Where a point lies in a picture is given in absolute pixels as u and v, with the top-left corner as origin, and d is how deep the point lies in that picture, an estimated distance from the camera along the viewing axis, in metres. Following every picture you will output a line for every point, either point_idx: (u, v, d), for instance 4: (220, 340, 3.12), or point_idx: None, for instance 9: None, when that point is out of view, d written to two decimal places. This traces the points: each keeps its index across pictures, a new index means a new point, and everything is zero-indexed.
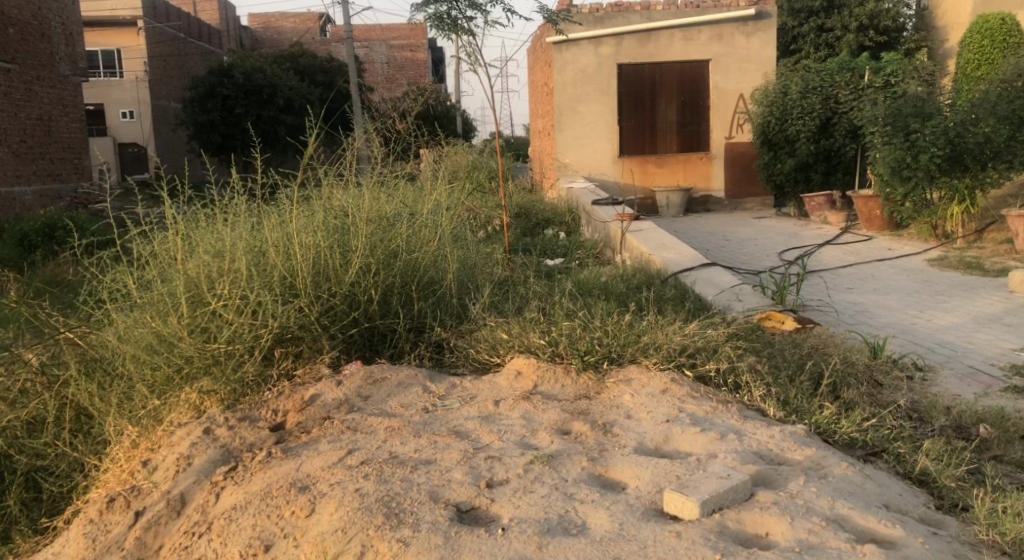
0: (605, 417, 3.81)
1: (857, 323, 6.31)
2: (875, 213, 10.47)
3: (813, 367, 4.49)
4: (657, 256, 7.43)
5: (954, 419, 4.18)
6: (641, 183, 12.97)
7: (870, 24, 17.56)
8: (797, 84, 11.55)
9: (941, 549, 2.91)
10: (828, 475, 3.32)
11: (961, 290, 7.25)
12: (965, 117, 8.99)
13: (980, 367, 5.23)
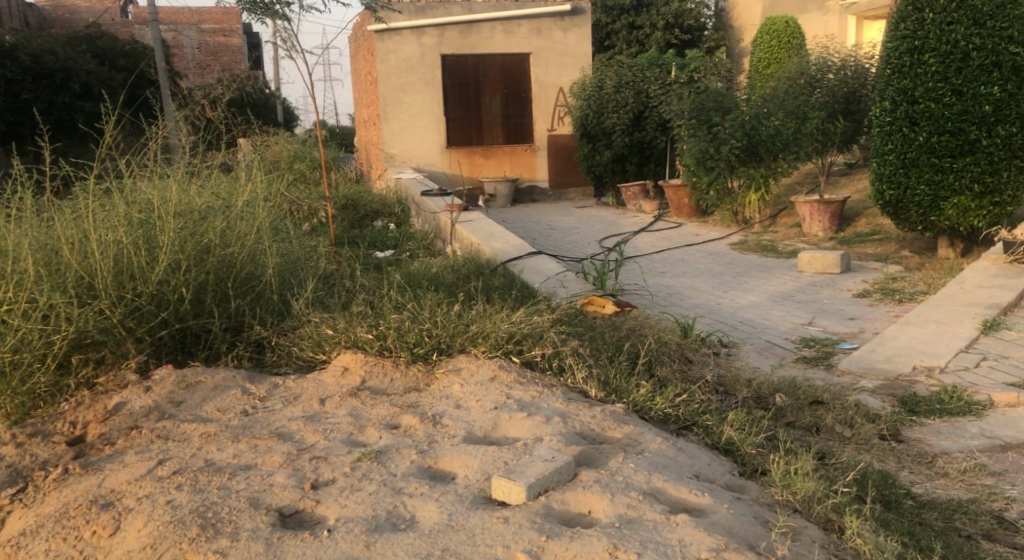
0: (433, 409, 3.86)
1: (670, 305, 6.71)
2: (684, 202, 11.15)
3: (631, 348, 4.73)
4: (485, 246, 7.55)
5: (754, 389, 4.54)
6: (468, 173, 13.10)
7: (676, 23, 18.62)
8: (610, 79, 12.01)
9: (744, 512, 3.16)
10: (644, 451, 3.52)
11: (759, 270, 7.86)
12: (758, 112, 9.78)
13: (776, 341, 5.71)
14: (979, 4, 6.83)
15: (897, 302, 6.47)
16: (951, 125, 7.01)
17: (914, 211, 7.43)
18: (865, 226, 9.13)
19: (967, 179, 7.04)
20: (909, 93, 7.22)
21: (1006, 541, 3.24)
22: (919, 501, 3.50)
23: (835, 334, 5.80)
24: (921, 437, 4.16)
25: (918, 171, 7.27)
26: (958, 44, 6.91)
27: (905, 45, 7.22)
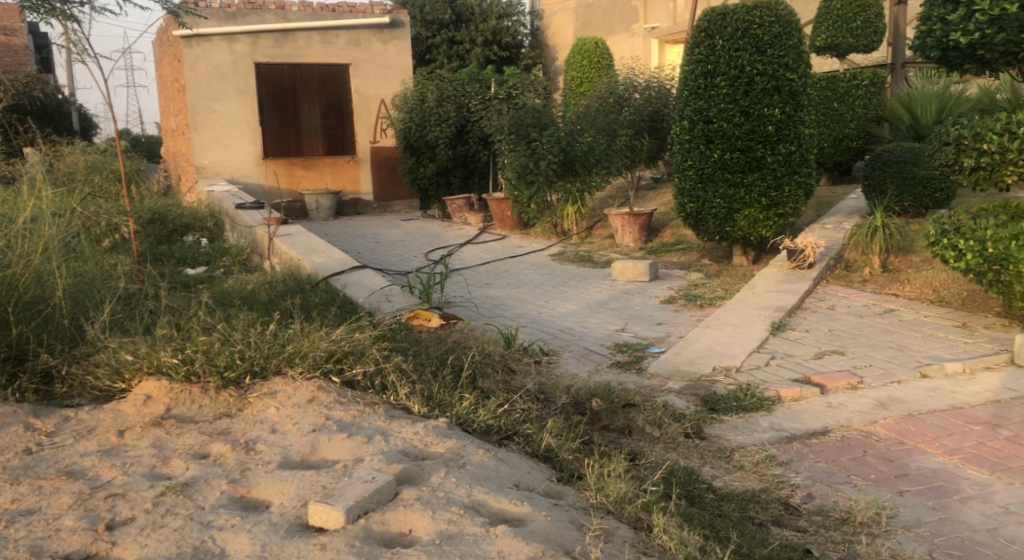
0: (246, 435, 3.74)
1: (493, 315, 6.82)
2: (506, 214, 11.36)
3: (454, 361, 4.76)
4: (306, 260, 7.38)
5: (573, 395, 4.70)
6: (287, 185, 12.75)
7: (494, 39, 18.95)
8: (433, 93, 12.05)
9: (561, 518, 3.26)
10: (466, 464, 3.55)
11: (577, 280, 8.15)
12: (573, 127, 10.15)
13: (593, 347, 5.94)
14: (760, 33, 7.44)
15: (699, 307, 6.89)
16: (741, 143, 7.59)
17: (712, 222, 7.94)
18: (670, 236, 9.69)
19: (756, 193, 7.65)
20: (704, 113, 7.71)
21: (791, 525, 3.51)
22: (719, 493, 3.74)
23: (645, 339, 6.10)
24: (721, 433, 4.45)
25: (714, 186, 7.78)
26: (743, 69, 7.49)
27: (700, 69, 7.71)
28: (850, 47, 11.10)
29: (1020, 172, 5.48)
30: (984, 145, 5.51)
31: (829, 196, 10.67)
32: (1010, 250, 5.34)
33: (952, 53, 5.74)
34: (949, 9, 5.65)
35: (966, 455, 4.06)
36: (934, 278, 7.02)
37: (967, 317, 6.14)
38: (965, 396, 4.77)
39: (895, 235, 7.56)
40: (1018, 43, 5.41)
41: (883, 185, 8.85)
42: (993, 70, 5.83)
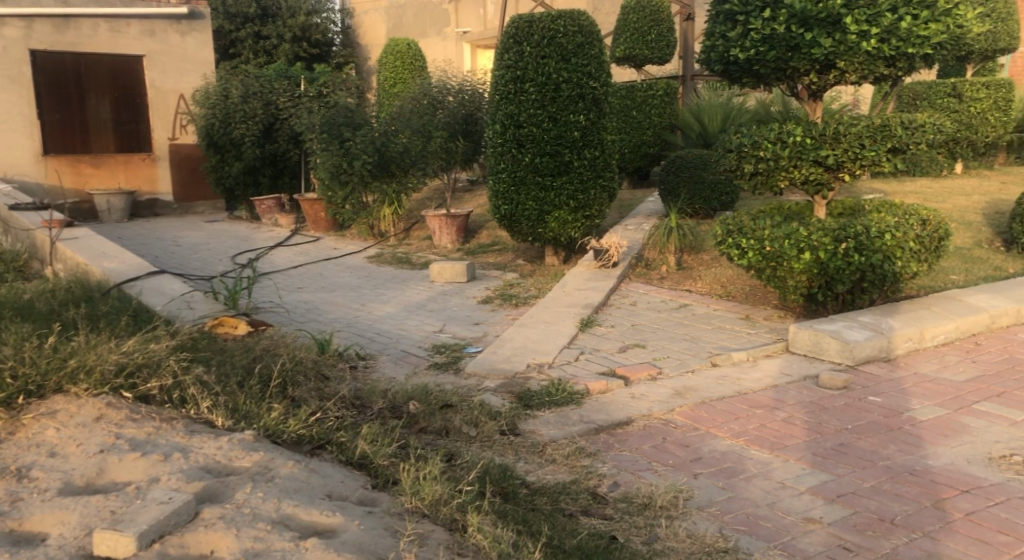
0: (21, 461, 3.42)
1: (306, 320, 6.61)
2: (320, 215, 11.10)
3: (263, 370, 4.56)
4: (94, 266, 6.85)
5: (390, 400, 4.63)
6: (73, 184, 11.79)
7: (303, 36, 18.43)
8: (236, 88, 11.48)
9: (374, 526, 3.19)
10: (274, 477, 3.41)
11: (394, 282, 8.07)
12: (387, 128, 10.02)
13: (410, 350, 5.89)
14: (564, 42, 7.66)
15: (515, 306, 7.02)
16: (549, 147, 7.79)
17: (525, 224, 8.12)
18: (485, 237, 9.82)
19: (565, 196, 7.89)
20: (515, 118, 7.87)
21: (599, 514, 3.63)
22: (532, 488, 3.81)
23: (463, 339, 6.14)
24: (534, 428, 4.54)
25: (526, 188, 7.96)
26: (550, 76, 7.68)
27: (509, 74, 7.86)
28: (646, 58, 11.71)
29: (790, 177, 5.97)
30: (761, 153, 5.94)
31: (631, 198, 11.21)
32: (784, 248, 5.81)
33: (732, 67, 6.19)
34: (728, 27, 6.06)
35: (750, 437, 4.35)
36: (722, 275, 7.53)
37: (750, 310, 6.62)
38: (750, 382, 5.13)
39: (688, 235, 8.03)
40: (787, 60, 5.87)
41: (677, 189, 9.44)
42: (767, 84, 6.31)
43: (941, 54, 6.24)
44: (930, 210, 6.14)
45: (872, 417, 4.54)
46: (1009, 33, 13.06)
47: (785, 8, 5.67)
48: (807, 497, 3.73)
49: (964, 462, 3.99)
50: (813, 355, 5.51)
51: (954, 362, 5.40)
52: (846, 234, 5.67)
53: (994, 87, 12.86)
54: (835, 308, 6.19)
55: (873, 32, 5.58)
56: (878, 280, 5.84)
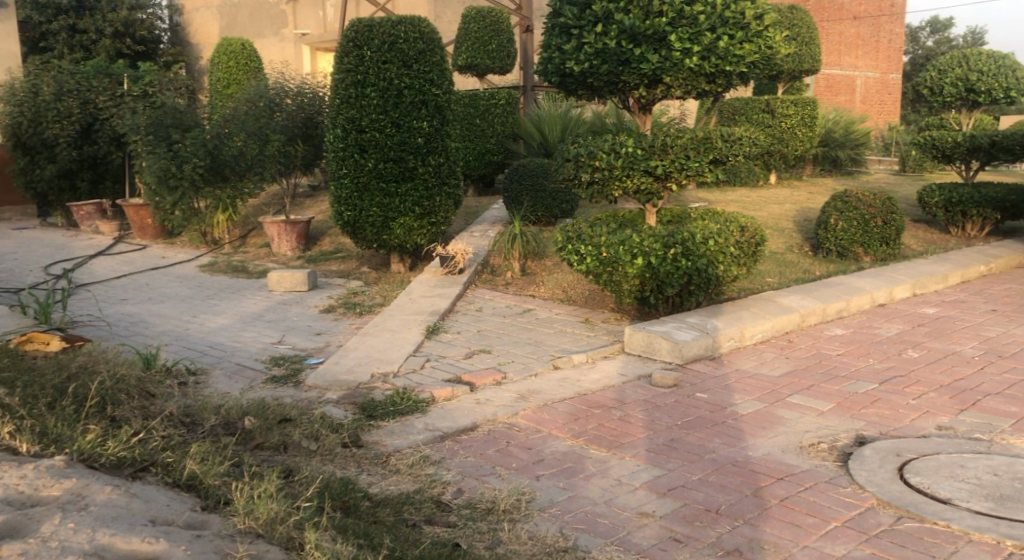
0: None
1: (131, 334, 6.23)
2: (146, 222, 10.52)
3: (79, 389, 4.25)
4: None
5: (223, 416, 4.43)
6: None
7: (126, 32, 17.38)
8: (49, 86, 10.70)
9: (202, 550, 3.04)
10: (89, 505, 3.18)
11: (229, 292, 7.76)
12: (220, 131, 9.58)
13: (246, 363, 5.67)
14: (405, 48, 7.65)
15: (358, 315, 6.90)
16: (393, 153, 7.72)
17: (369, 230, 7.97)
18: (328, 244, 9.61)
19: (410, 202, 7.84)
20: (356, 123, 7.69)
21: (442, 521, 3.61)
22: (374, 500, 3.74)
23: (303, 350, 5.98)
24: (378, 438, 4.47)
25: (370, 194, 7.81)
26: (391, 82, 7.63)
27: (350, 78, 7.70)
28: (488, 67, 11.83)
29: (623, 186, 6.18)
30: (596, 162, 6.11)
31: (474, 205, 11.29)
32: (619, 254, 6.01)
33: (568, 79, 6.37)
34: (564, 40, 6.21)
35: (589, 437, 4.47)
36: (563, 280, 7.71)
37: (589, 313, 6.81)
38: (589, 383, 5.26)
39: (530, 242, 8.15)
40: (618, 74, 6.07)
41: (520, 197, 9.61)
42: (601, 96, 6.53)
43: (754, 73, 6.72)
44: (748, 218, 6.52)
45: (700, 413, 4.77)
46: (812, 57, 14.10)
47: (616, 24, 5.88)
48: (641, 493, 3.86)
49: (780, 452, 4.25)
50: (646, 355, 5.73)
51: (772, 359, 5.76)
52: (674, 239, 5.98)
53: (801, 105, 13.88)
54: (666, 310, 6.46)
55: (694, 50, 5.86)
56: (704, 284, 6.13)
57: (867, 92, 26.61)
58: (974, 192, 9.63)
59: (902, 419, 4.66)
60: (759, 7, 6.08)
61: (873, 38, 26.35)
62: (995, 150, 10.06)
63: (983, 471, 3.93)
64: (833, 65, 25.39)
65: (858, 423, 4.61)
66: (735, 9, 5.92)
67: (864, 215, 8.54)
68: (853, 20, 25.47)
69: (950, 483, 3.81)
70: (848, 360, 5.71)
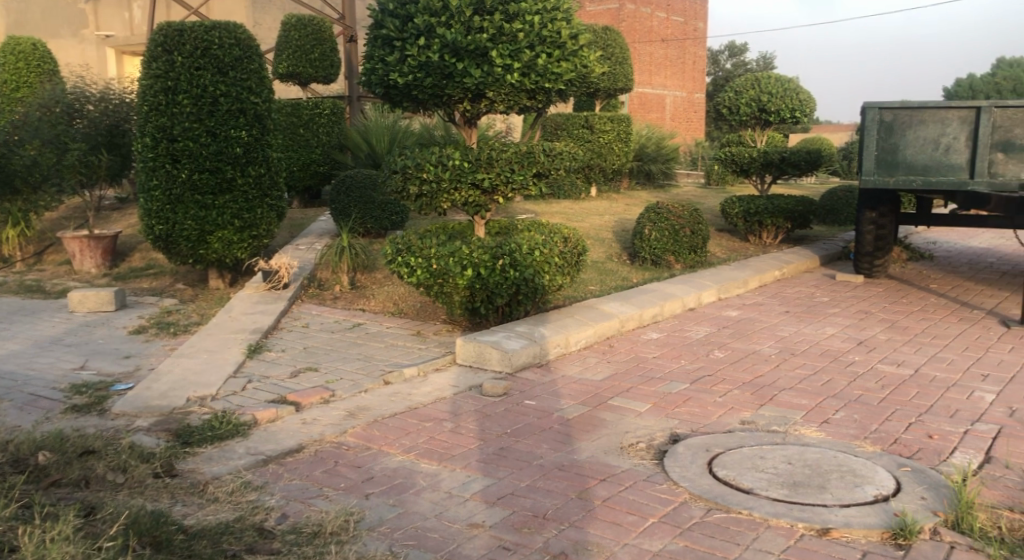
0: None
1: None
2: None
3: None
4: None
5: (12, 454, 4.06)
6: None
7: None
8: None
9: None
10: None
11: (22, 315, 7.13)
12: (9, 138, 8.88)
13: (42, 393, 5.21)
14: (220, 54, 7.33)
15: (173, 335, 6.53)
16: (209, 163, 7.38)
17: (184, 245, 7.57)
18: (138, 261, 9.06)
19: (228, 215, 7.54)
20: (167, 131, 7.28)
21: (265, 549, 3.43)
22: (189, 532, 3.52)
23: (108, 376, 5.58)
24: (194, 467, 4.23)
25: (183, 207, 7.42)
26: (205, 89, 7.29)
27: (159, 85, 7.27)
28: (310, 76, 11.57)
29: (451, 199, 6.20)
30: (424, 174, 6.10)
31: (299, 217, 10.99)
32: (449, 266, 6.02)
33: (393, 91, 6.34)
34: (387, 52, 6.18)
35: (419, 450, 4.41)
36: (394, 293, 7.65)
37: (420, 326, 6.78)
38: (420, 397, 5.22)
39: (359, 255, 8.02)
40: (442, 87, 6.09)
41: (347, 208, 9.43)
42: (425, 109, 6.55)
43: (573, 91, 6.96)
44: (571, 229, 6.72)
45: (528, 420, 4.84)
46: (625, 75, 14.88)
47: (438, 38, 5.90)
48: (471, 503, 3.84)
49: (602, 453, 4.39)
50: (476, 365, 5.77)
51: (595, 363, 5.95)
52: (503, 250, 6.05)
53: (617, 121, 14.52)
54: (496, 320, 6.53)
55: (515, 67, 5.97)
56: (531, 293, 6.24)
57: (675, 110, 28.33)
58: (768, 203, 10.41)
59: (711, 416, 4.93)
60: (573, 27, 6.30)
61: (679, 60, 28.06)
62: (785, 165, 10.92)
63: (780, 460, 4.23)
64: (645, 84, 26.69)
65: (672, 421, 4.85)
66: (552, 27, 6.08)
67: (675, 226, 9.02)
68: (661, 43, 26.91)
69: (753, 474, 4.08)
70: (663, 362, 6.00)
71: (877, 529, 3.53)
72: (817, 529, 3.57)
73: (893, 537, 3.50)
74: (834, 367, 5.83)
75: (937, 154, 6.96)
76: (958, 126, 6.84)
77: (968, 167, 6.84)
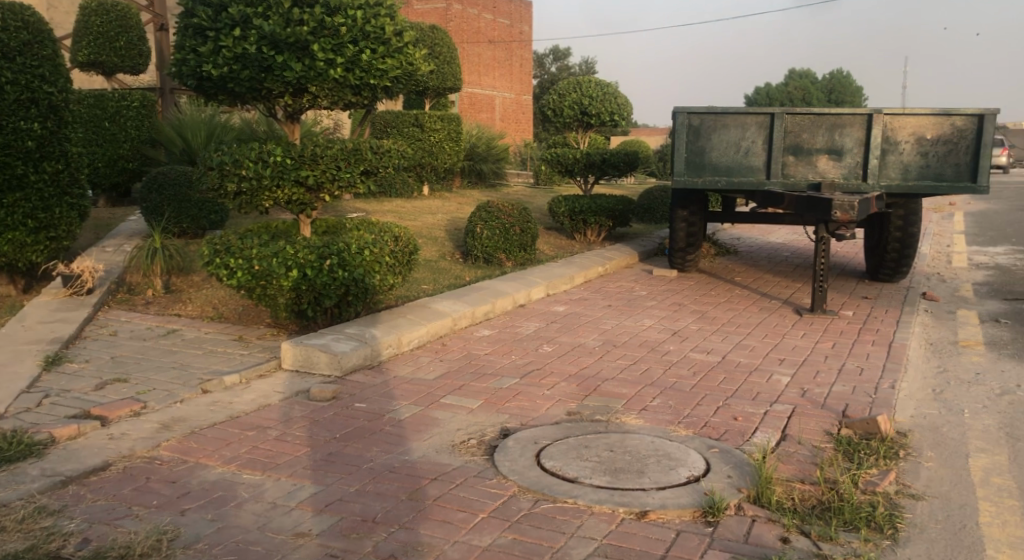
0: None
1: None
2: None
3: None
4: None
5: None
6: None
7: None
8: None
9: None
10: None
11: None
12: None
13: None
14: (6, 39, 6.70)
15: None
16: None
17: None
18: None
19: (20, 214, 7.03)
20: None
21: None
22: None
23: None
24: None
25: None
26: None
27: None
28: (114, 66, 10.94)
29: (274, 197, 6.03)
30: (243, 171, 5.87)
31: (106, 217, 10.35)
32: (272, 267, 5.86)
33: (206, 83, 6.08)
34: (199, 42, 5.92)
35: (241, 461, 4.29)
36: (213, 297, 7.39)
37: (242, 331, 6.57)
38: (241, 405, 5.07)
39: (173, 257, 7.70)
40: (260, 81, 5.93)
41: (160, 208, 8.99)
42: (244, 102, 6.35)
43: (399, 88, 6.97)
44: (402, 228, 6.72)
45: (357, 423, 4.82)
46: (453, 75, 15.05)
47: (255, 29, 5.73)
48: (297, 512, 3.77)
49: (433, 453, 4.43)
50: (304, 370, 5.67)
51: (427, 363, 5.99)
52: (329, 250, 5.97)
53: (447, 120, 14.62)
54: (323, 322, 6.44)
55: (337, 62, 5.92)
56: (361, 294, 6.21)
57: (505, 111, 28.82)
58: (591, 203, 10.81)
59: (539, 409, 5.10)
60: (398, 24, 6.33)
61: (506, 62, 28.56)
62: (606, 166, 11.39)
63: (603, 449, 4.44)
64: (474, 84, 26.98)
65: (501, 417, 4.97)
66: (375, 23, 6.05)
67: (504, 224, 9.20)
68: (488, 44, 27.32)
69: (578, 463, 4.25)
70: (493, 358, 6.12)
71: (689, 509, 3.78)
72: (635, 512, 3.78)
73: (703, 514, 3.75)
74: (652, 357, 6.16)
75: (738, 157, 7.55)
76: (756, 131, 7.46)
77: (764, 169, 7.49)
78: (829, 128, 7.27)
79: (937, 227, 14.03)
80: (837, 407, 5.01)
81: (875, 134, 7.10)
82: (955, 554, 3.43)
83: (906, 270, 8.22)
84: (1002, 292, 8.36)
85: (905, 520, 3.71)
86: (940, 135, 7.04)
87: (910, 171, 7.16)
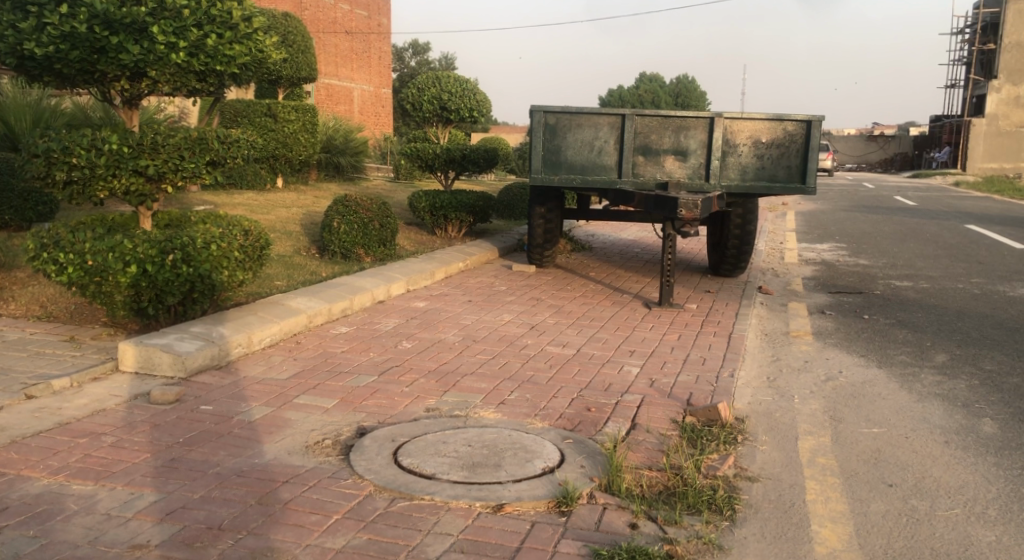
0: None
1: None
2: None
3: None
4: None
5: None
6: None
7: None
8: None
9: None
10: None
11: None
12: None
13: None
14: None
15: None
16: None
17: None
18: None
19: None
20: None
21: None
22: None
23: None
24: None
25: None
26: None
27: None
28: None
29: (109, 187, 5.69)
30: (73, 160, 5.51)
31: None
32: (108, 262, 5.54)
33: (28, 63, 5.64)
34: (19, 17, 5.47)
35: (71, 471, 4.03)
36: (41, 295, 6.92)
37: (74, 331, 6.18)
38: (72, 411, 4.77)
39: None
40: (93, 62, 5.58)
41: None
42: (73, 84, 5.95)
43: (249, 75, 6.74)
44: (252, 221, 6.47)
45: (203, 427, 4.63)
46: (308, 64, 14.73)
47: (85, 6, 5.36)
48: (134, 523, 3.59)
49: (286, 455, 4.32)
50: (144, 371, 5.39)
51: (279, 362, 5.82)
52: (172, 245, 5.70)
53: (302, 111, 14.24)
54: (167, 321, 6.16)
55: (180, 46, 5.64)
56: (207, 291, 5.98)
57: (363, 104, 28.41)
58: (451, 198, 10.82)
59: (396, 407, 5.05)
60: (247, 9, 6.12)
61: (365, 54, 28.22)
62: (465, 162, 11.40)
63: (461, 444, 4.45)
64: (331, 75, 26.44)
65: (358, 415, 4.89)
66: (221, 7, 5.85)
67: (363, 218, 9.04)
68: (345, 35, 26.86)
69: (435, 460, 4.24)
70: (350, 356, 6.02)
71: (544, 500, 3.84)
72: (491, 506, 3.81)
73: (557, 505, 3.83)
74: (509, 351, 6.22)
75: (591, 156, 7.74)
76: (608, 131, 7.67)
77: (616, 168, 7.71)
78: (675, 130, 7.56)
79: (771, 225, 14.92)
80: (682, 396, 5.22)
81: (717, 136, 7.43)
82: (785, 531, 3.65)
83: (744, 266, 8.67)
84: (827, 286, 8.97)
85: (742, 501, 3.91)
86: (774, 139, 7.47)
87: (748, 172, 7.56)
